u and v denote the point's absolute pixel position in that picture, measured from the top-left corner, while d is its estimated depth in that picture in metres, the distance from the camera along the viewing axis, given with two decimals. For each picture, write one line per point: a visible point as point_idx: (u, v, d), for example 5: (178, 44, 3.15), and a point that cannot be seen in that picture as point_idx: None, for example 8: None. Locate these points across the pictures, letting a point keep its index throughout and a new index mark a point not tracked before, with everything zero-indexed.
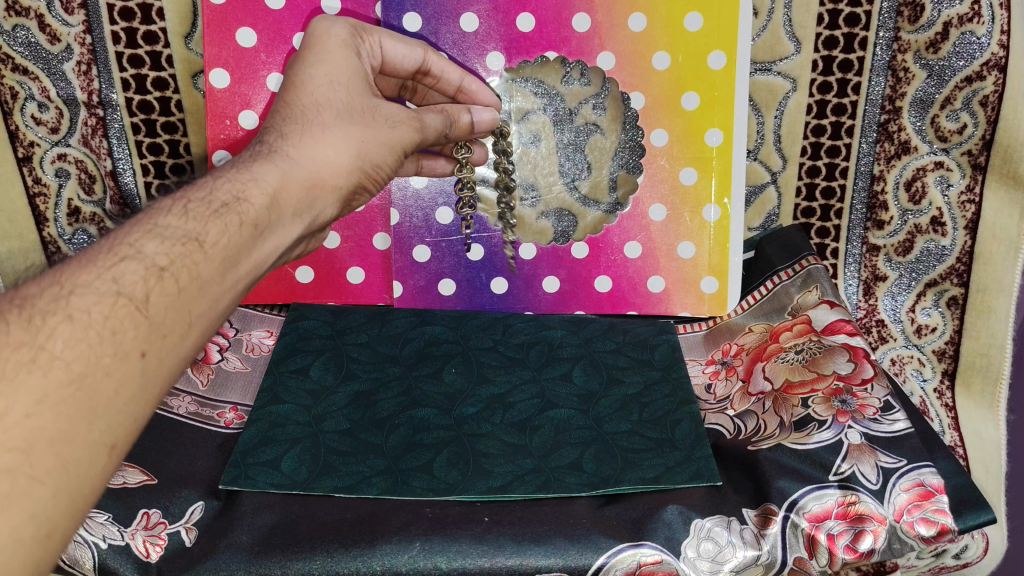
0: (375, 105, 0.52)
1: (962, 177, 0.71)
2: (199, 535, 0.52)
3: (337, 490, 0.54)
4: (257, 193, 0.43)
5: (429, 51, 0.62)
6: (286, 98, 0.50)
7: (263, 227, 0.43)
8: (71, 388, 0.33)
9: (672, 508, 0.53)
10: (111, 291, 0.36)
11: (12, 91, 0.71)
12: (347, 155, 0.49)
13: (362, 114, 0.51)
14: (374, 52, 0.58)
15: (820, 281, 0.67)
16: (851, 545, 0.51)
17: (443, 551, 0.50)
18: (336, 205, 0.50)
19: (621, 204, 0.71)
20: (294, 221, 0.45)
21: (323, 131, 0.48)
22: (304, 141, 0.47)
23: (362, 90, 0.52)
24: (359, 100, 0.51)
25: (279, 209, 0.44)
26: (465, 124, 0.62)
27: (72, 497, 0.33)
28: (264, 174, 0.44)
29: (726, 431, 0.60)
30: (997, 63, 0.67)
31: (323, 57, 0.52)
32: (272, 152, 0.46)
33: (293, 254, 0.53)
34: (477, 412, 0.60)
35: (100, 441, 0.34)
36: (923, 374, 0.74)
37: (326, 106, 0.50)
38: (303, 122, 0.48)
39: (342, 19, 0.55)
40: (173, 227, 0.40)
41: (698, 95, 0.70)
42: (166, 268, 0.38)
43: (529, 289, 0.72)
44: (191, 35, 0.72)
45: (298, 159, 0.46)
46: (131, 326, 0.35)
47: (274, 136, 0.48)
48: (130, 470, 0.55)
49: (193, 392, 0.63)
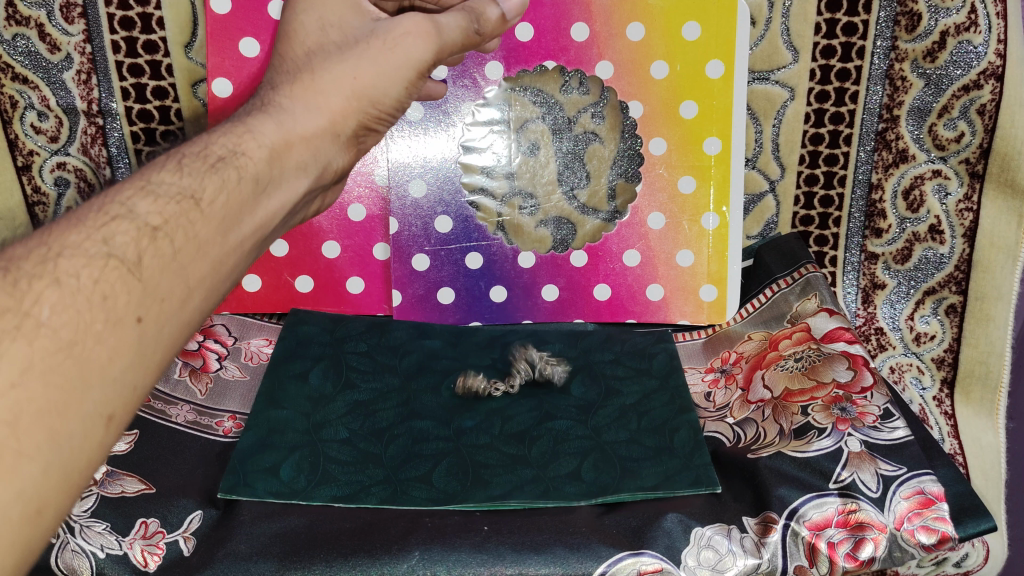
0: (372, 31, 0.51)
1: (960, 186, 0.71)
2: (197, 544, 0.51)
3: (336, 499, 0.54)
4: (255, 147, 0.43)
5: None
6: (283, 53, 0.52)
7: (264, 182, 0.43)
8: (59, 355, 0.31)
9: (672, 517, 0.52)
10: (101, 252, 0.34)
11: (12, 99, 0.71)
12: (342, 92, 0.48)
13: (356, 46, 0.50)
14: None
15: (820, 289, 0.68)
16: (852, 554, 0.50)
17: (442, 559, 0.50)
18: (346, 152, 0.50)
19: (620, 213, 0.72)
20: (298, 176, 0.45)
21: (314, 80, 0.48)
22: (296, 91, 0.47)
23: (358, 25, 0.52)
24: (356, 34, 0.51)
25: (280, 165, 0.44)
26: (495, 19, 0.55)
27: (65, 474, 0.30)
28: (259, 127, 0.44)
29: (726, 439, 0.60)
30: (994, 72, 0.68)
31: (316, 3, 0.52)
32: (264, 104, 0.47)
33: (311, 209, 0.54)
34: (476, 424, 0.60)
35: (96, 412, 0.32)
36: (923, 382, 0.74)
37: (318, 53, 0.50)
38: (296, 72, 0.49)
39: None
40: (167, 184, 0.39)
41: (696, 103, 0.70)
42: (159, 228, 0.37)
43: (529, 297, 0.72)
44: (191, 44, 0.72)
45: (291, 107, 0.47)
46: (124, 291, 0.34)
47: (268, 89, 0.49)
48: (128, 479, 0.55)
49: (191, 401, 0.63)
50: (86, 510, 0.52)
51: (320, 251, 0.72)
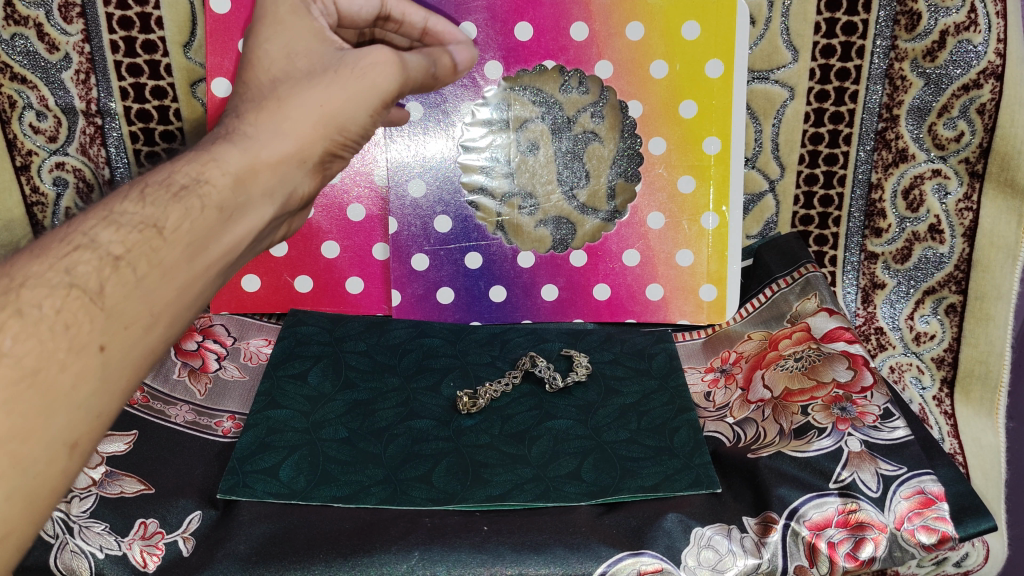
0: (341, 58, 0.48)
1: (960, 186, 0.71)
2: (196, 544, 0.51)
3: (335, 499, 0.54)
4: (219, 175, 0.42)
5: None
6: (245, 77, 0.48)
7: (229, 210, 0.42)
8: (23, 383, 0.32)
9: (672, 517, 0.52)
10: (64, 282, 0.35)
11: (10, 99, 0.71)
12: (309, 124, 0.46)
13: (324, 74, 0.47)
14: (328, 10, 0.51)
15: (819, 289, 0.68)
16: (852, 554, 0.50)
17: (442, 559, 0.49)
18: (310, 179, 0.48)
19: (619, 212, 0.72)
20: (265, 203, 0.44)
21: (280, 108, 0.46)
22: (261, 118, 0.45)
23: (326, 53, 0.48)
24: (324, 62, 0.48)
25: (245, 190, 0.43)
26: (449, 65, 0.57)
27: (29, 497, 0.32)
28: (224, 155, 0.43)
29: (726, 438, 0.60)
30: (994, 72, 0.68)
31: (279, 31, 0.48)
32: (230, 134, 0.45)
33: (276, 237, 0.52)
34: (475, 423, 0.61)
35: (59, 438, 0.33)
36: (923, 382, 0.74)
37: (285, 80, 0.47)
38: (262, 100, 0.46)
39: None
40: (130, 214, 0.39)
41: (695, 103, 0.70)
42: (122, 257, 0.37)
43: (528, 297, 0.72)
44: (190, 44, 0.72)
45: (257, 137, 0.45)
46: (87, 320, 0.34)
47: (233, 117, 0.46)
48: (128, 479, 0.55)
49: (190, 401, 0.63)
50: (85, 511, 0.52)
51: (320, 251, 0.72)
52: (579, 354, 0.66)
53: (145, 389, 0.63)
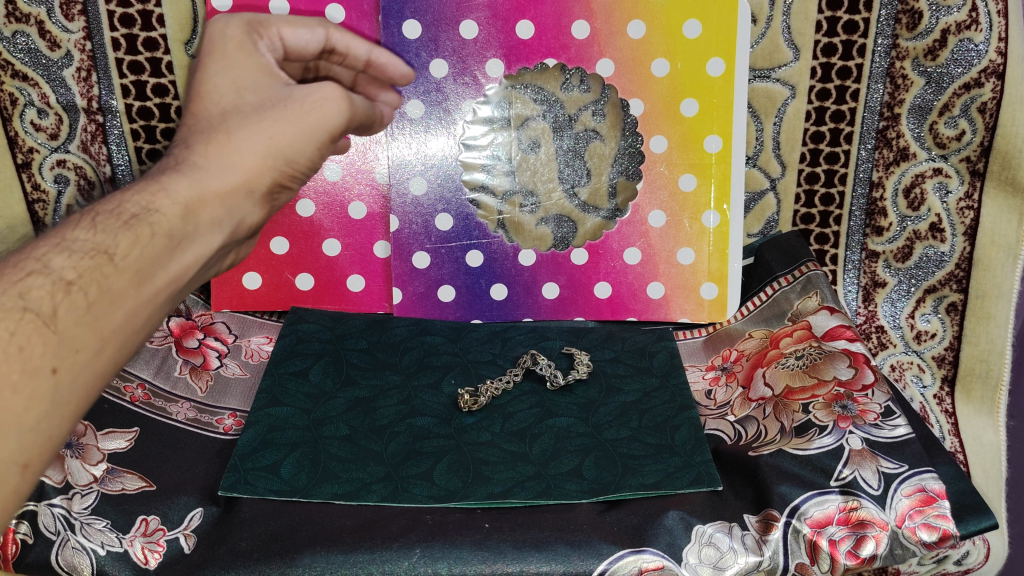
0: (288, 95, 0.47)
1: (961, 184, 0.71)
2: (198, 541, 0.51)
3: (336, 497, 0.53)
4: (168, 204, 0.42)
5: (331, 29, 0.55)
6: (193, 110, 0.47)
7: (179, 238, 0.42)
8: None
9: (673, 514, 0.52)
10: (17, 307, 0.36)
11: (12, 97, 0.71)
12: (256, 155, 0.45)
13: (274, 107, 0.47)
14: (272, 45, 0.52)
15: (820, 287, 0.68)
16: (853, 551, 0.50)
17: (443, 557, 0.50)
18: (260, 209, 0.47)
19: (620, 211, 0.72)
20: (215, 232, 0.44)
21: (228, 140, 0.45)
22: (211, 149, 0.45)
23: (273, 88, 0.48)
24: (272, 96, 0.48)
25: (194, 219, 0.43)
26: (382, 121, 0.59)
27: None
28: (174, 184, 0.43)
29: (727, 436, 0.60)
30: (995, 70, 0.68)
31: (224, 65, 0.48)
32: (179, 163, 0.44)
33: (226, 264, 0.52)
34: (476, 421, 0.61)
35: (12, 458, 0.34)
36: (923, 380, 0.74)
37: (234, 113, 0.46)
38: (210, 130, 0.45)
39: (236, 19, 0.51)
40: (82, 240, 0.40)
41: (697, 102, 0.70)
42: (73, 282, 0.38)
43: (529, 295, 0.72)
44: (191, 41, 0.72)
45: (207, 167, 0.44)
46: (39, 343, 0.36)
47: (182, 147, 0.46)
48: (129, 476, 0.54)
49: (192, 399, 0.63)
50: (87, 508, 0.52)
51: (321, 249, 0.72)
52: (579, 352, 0.66)
53: (146, 386, 0.62)
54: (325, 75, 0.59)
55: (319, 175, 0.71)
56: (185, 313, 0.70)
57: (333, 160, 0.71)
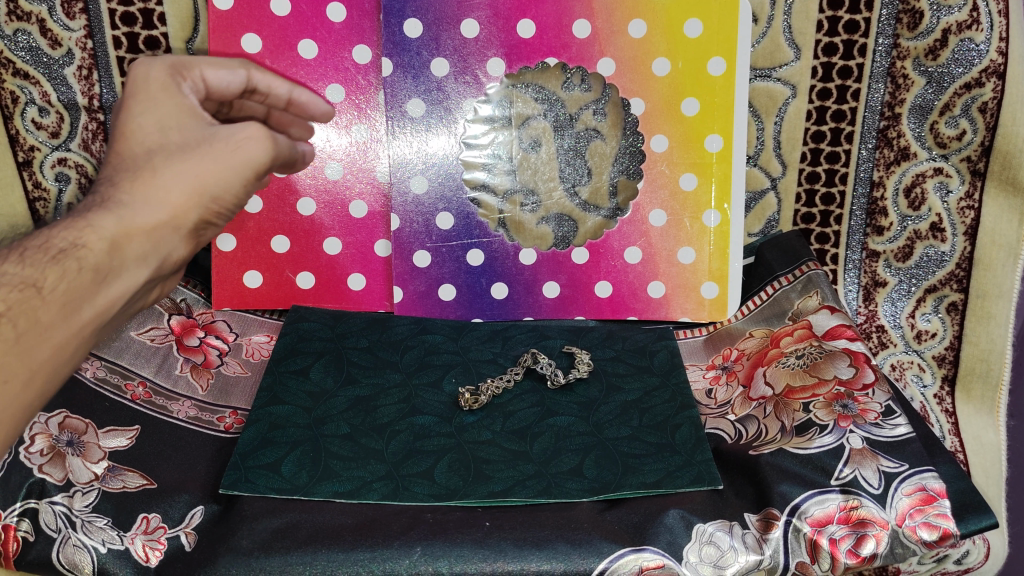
0: (212, 133, 0.48)
1: (961, 184, 0.72)
2: (199, 539, 0.52)
3: (337, 495, 0.53)
4: (96, 240, 0.43)
5: (252, 69, 0.57)
6: (118, 149, 0.48)
7: (105, 273, 0.44)
8: None
9: (674, 513, 0.52)
10: None
11: (13, 95, 0.71)
12: (180, 192, 0.46)
13: (197, 146, 0.47)
14: (196, 86, 0.53)
15: (821, 286, 0.68)
16: (853, 550, 0.50)
17: (444, 555, 0.49)
18: (186, 244, 0.48)
19: (621, 210, 0.72)
20: (140, 267, 0.45)
21: (154, 177, 0.46)
22: (136, 187, 0.45)
23: (197, 128, 0.49)
24: (196, 135, 0.48)
25: (120, 255, 0.44)
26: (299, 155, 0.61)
27: None
28: (101, 220, 0.44)
29: (727, 435, 0.60)
30: (996, 70, 0.68)
31: (150, 106, 0.49)
32: (105, 201, 0.45)
33: (151, 297, 0.53)
34: (477, 420, 0.61)
35: None
36: (924, 380, 0.74)
37: (159, 151, 0.47)
38: (136, 169, 0.46)
39: (159, 61, 0.52)
40: (11, 273, 0.42)
41: (697, 101, 0.71)
42: (3, 315, 0.40)
43: (530, 294, 0.72)
44: (191, 40, 0.72)
45: (133, 205, 0.45)
46: None
47: (106, 185, 0.46)
48: (130, 474, 0.54)
49: (192, 397, 0.63)
50: (88, 505, 0.52)
51: (322, 248, 0.72)
52: (580, 351, 0.66)
53: (147, 384, 0.62)
54: (243, 115, 0.61)
55: (319, 174, 0.71)
56: (186, 311, 0.70)
57: (334, 159, 0.71)
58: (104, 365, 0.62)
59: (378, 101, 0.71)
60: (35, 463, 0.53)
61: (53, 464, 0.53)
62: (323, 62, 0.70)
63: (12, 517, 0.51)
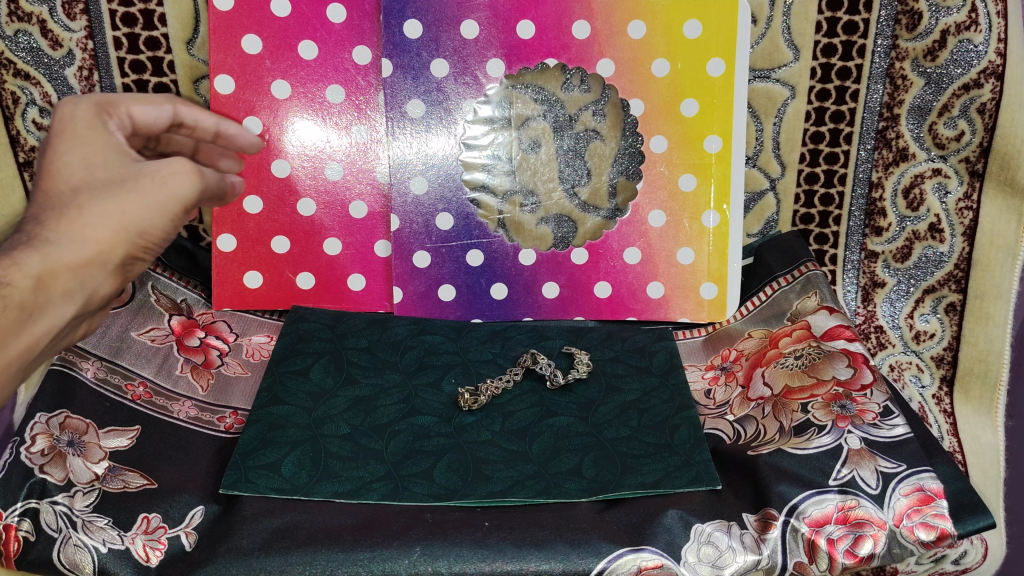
0: (138, 170, 0.50)
1: (960, 185, 0.72)
2: (199, 539, 0.52)
3: (337, 495, 0.54)
4: (20, 278, 0.45)
5: (178, 104, 0.57)
6: (44, 188, 0.49)
7: (30, 310, 0.46)
8: None
9: (672, 513, 0.52)
10: None
11: (14, 96, 0.72)
12: (107, 230, 0.47)
13: (123, 184, 0.49)
14: (123, 123, 0.54)
15: (820, 287, 0.68)
16: (851, 550, 0.51)
17: (443, 555, 0.50)
18: (113, 279, 0.50)
19: (620, 210, 0.72)
20: (66, 302, 0.47)
21: (79, 215, 0.47)
22: (62, 226, 0.47)
23: (123, 165, 0.50)
24: (122, 172, 0.50)
25: (47, 292, 0.46)
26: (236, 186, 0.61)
27: None
28: (25, 258, 0.45)
29: (726, 436, 0.60)
30: (994, 71, 0.68)
31: (75, 145, 0.50)
32: (30, 239, 0.46)
33: (81, 330, 0.55)
34: (476, 420, 0.61)
35: None
36: (922, 380, 0.74)
37: (85, 189, 0.49)
38: (62, 208, 0.47)
39: (84, 100, 0.53)
40: None
41: (697, 102, 0.71)
42: None
43: (529, 294, 0.72)
44: (193, 41, 0.72)
45: (59, 243, 0.46)
46: None
47: (33, 224, 0.47)
48: (130, 474, 0.54)
49: (193, 397, 0.63)
50: (89, 505, 0.52)
51: (322, 249, 0.72)
52: (579, 351, 0.66)
53: (148, 384, 0.62)
54: (171, 149, 0.62)
55: (319, 175, 0.71)
56: (187, 311, 0.70)
57: (334, 160, 0.71)
58: (104, 365, 0.62)
59: (377, 102, 0.71)
60: (36, 463, 0.53)
61: (55, 464, 0.53)
62: (323, 62, 0.70)
63: (14, 517, 0.51)
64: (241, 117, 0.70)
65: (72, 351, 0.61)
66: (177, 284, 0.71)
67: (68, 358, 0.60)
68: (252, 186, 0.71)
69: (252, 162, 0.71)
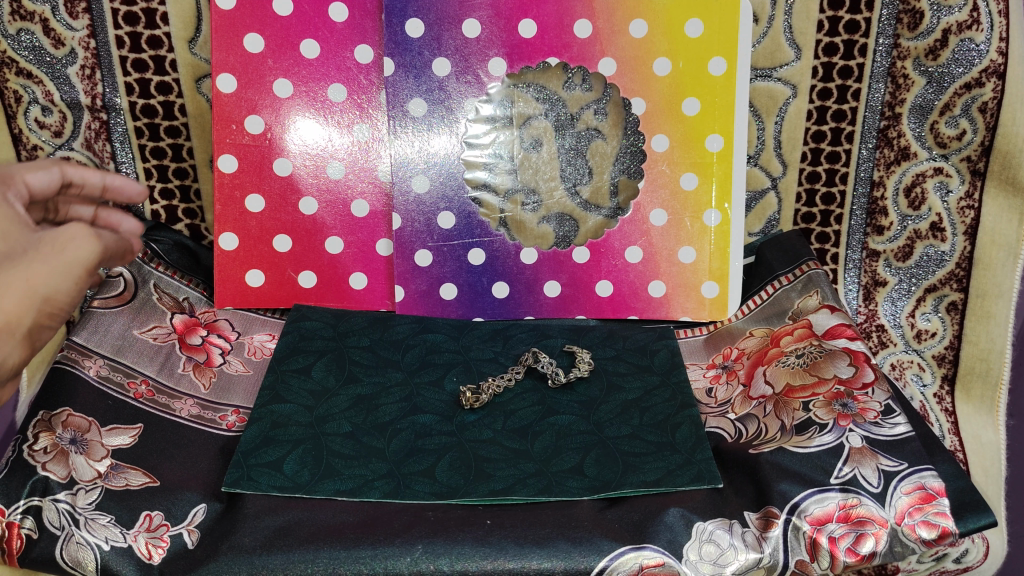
0: (37, 238, 0.48)
1: (961, 184, 0.72)
2: (201, 537, 0.52)
3: (339, 493, 0.54)
4: None
5: (66, 164, 0.55)
6: None
7: None
8: None
9: (674, 511, 0.52)
10: None
11: (16, 94, 0.72)
12: (12, 299, 0.45)
13: (21, 255, 0.47)
14: (21, 192, 0.51)
15: (821, 286, 0.68)
16: (853, 548, 0.51)
17: (445, 553, 0.50)
18: (22, 351, 0.47)
19: (621, 209, 0.72)
20: None
21: None
22: None
23: (9, 233, 0.48)
24: (14, 243, 0.47)
25: None
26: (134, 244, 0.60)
27: None
28: None
29: (727, 434, 0.60)
30: (996, 70, 0.68)
31: None
32: None
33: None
34: (478, 419, 0.61)
35: None
36: (923, 379, 0.74)
37: None
38: None
39: None
40: None
41: (698, 101, 0.71)
42: None
43: (530, 293, 0.72)
44: (194, 39, 0.72)
45: None
46: None
47: None
48: (132, 472, 0.55)
49: (195, 396, 0.63)
50: (91, 503, 0.52)
51: (324, 247, 0.72)
52: (581, 350, 0.66)
53: (150, 382, 0.62)
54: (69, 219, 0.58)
55: (321, 173, 0.71)
56: (189, 310, 0.70)
57: (335, 159, 0.71)
58: (106, 364, 0.61)
59: (379, 101, 0.71)
60: (39, 461, 0.53)
61: (57, 461, 0.53)
62: (325, 61, 0.70)
63: (16, 515, 0.51)
64: (243, 116, 0.70)
65: (75, 349, 0.61)
66: (178, 283, 0.71)
67: (70, 356, 0.60)
68: (254, 184, 0.71)
69: (254, 161, 0.71)
